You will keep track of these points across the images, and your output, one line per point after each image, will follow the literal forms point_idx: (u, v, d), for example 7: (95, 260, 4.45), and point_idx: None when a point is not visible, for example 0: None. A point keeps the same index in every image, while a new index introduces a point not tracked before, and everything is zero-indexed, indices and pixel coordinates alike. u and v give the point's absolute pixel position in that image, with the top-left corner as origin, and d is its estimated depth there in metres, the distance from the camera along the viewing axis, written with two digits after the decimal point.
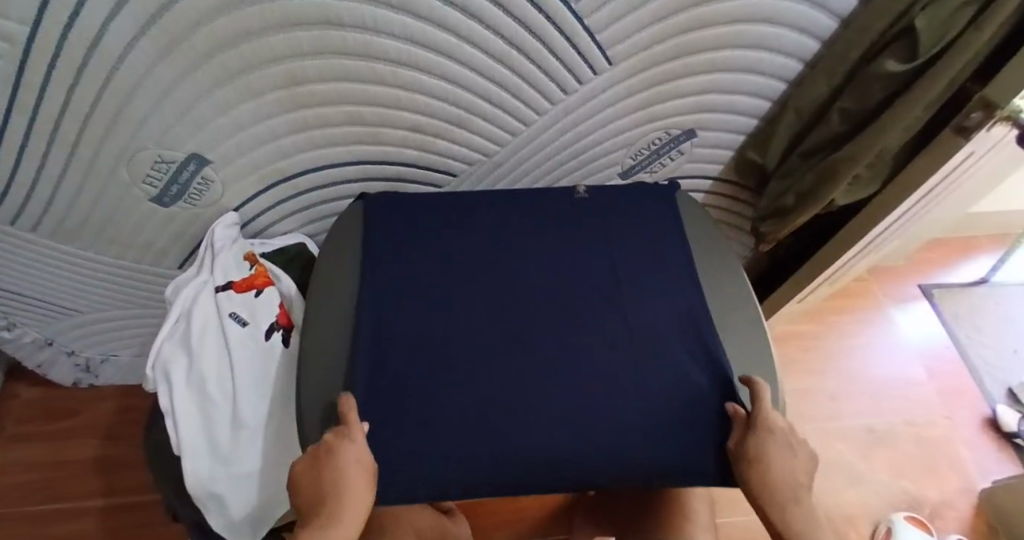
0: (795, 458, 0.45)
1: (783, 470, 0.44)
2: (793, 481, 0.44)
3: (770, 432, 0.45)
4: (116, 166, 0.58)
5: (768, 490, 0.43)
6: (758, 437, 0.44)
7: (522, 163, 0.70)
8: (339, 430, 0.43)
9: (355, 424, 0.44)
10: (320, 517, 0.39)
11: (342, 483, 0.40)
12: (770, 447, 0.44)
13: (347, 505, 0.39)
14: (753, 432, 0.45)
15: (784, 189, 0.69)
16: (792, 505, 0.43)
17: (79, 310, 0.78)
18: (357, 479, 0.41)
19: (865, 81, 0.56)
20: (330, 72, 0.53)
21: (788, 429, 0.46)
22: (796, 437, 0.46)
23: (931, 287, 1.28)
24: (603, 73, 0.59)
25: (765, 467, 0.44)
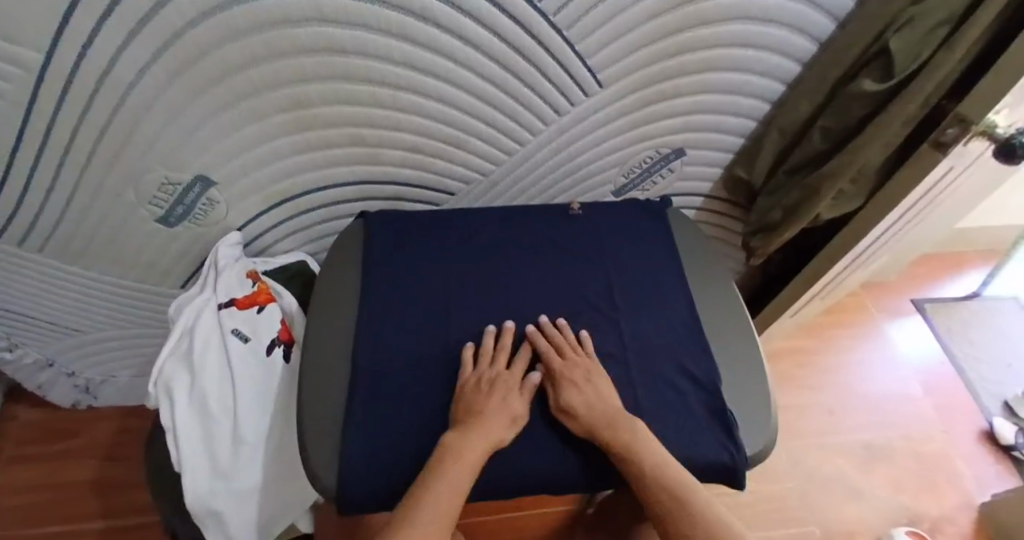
0: (602, 387, 0.48)
1: (596, 401, 0.47)
2: (607, 407, 0.47)
3: (564, 378, 0.49)
4: (123, 187, 0.60)
5: (598, 427, 0.45)
6: (561, 387, 0.48)
7: (518, 181, 0.72)
8: (485, 359, 0.50)
9: (499, 357, 0.51)
10: (467, 422, 0.45)
11: (490, 400, 0.46)
12: (579, 389, 0.48)
13: (491, 413, 0.45)
14: (557, 385, 0.48)
15: (771, 205, 0.71)
16: (612, 429, 0.45)
17: (81, 330, 0.79)
18: (505, 409, 0.47)
19: (844, 101, 0.58)
20: (333, 95, 0.56)
21: (586, 367, 0.50)
22: (593, 372, 0.50)
23: (924, 301, 1.30)
24: (594, 95, 0.62)
25: (579, 409, 0.46)
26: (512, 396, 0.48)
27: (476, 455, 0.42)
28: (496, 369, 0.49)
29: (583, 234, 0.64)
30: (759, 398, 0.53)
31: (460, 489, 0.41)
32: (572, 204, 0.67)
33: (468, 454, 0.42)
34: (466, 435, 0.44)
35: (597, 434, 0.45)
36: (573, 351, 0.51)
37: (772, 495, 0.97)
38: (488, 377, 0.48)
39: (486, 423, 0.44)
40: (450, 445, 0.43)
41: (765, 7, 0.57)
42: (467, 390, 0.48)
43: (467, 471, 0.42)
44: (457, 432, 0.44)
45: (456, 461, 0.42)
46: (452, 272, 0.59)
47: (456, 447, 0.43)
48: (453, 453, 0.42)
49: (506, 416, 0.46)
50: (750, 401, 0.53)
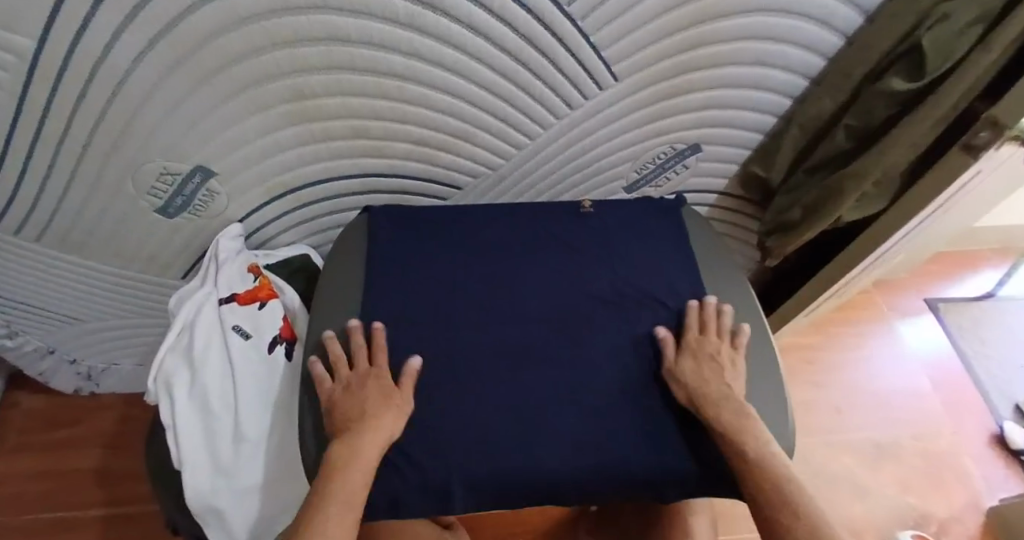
0: (726, 371, 0.50)
1: (713, 378, 0.49)
2: (723, 386, 0.48)
3: (693, 350, 0.51)
4: (122, 177, 0.58)
5: (711, 399, 0.47)
6: (687, 355, 0.50)
7: (527, 176, 0.70)
8: (346, 363, 0.49)
9: (361, 358, 0.49)
10: (347, 432, 0.44)
11: (363, 404, 0.45)
12: (700, 363, 0.50)
13: (373, 414, 0.44)
14: (683, 352, 0.51)
15: (789, 204, 0.69)
16: (724, 404, 0.47)
17: (82, 319, 0.78)
18: (384, 404, 0.45)
19: (869, 99, 0.56)
20: (338, 87, 0.54)
21: (723, 351, 0.52)
22: (728, 359, 0.51)
23: (937, 300, 1.28)
24: (608, 88, 0.60)
25: (698, 377, 0.48)
26: (386, 389, 0.47)
27: (364, 461, 0.41)
28: (359, 372, 0.48)
29: (595, 233, 0.62)
30: (773, 407, 0.52)
31: (353, 498, 0.39)
32: (584, 201, 0.65)
33: (359, 461, 0.41)
34: (347, 446, 0.42)
35: (704, 408, 0.47)
36: (726, 340, 0.53)
37: None
38: (352, 383, 0.48)
39: (367, 426, 0.43)
40: (334, 459, 0.42)
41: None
42: (339, 401, 0.47)
43: (357, 479, 0.40)
44: (342, 442, 0.43)
45: (343, 474, 0.40)
46: (458, 272, 0.57)
47: (340, 459, 0.41)
48: (335, 467, 0.41)
49: (389, 410, 0.45)
50: (764, 410, 0.51)
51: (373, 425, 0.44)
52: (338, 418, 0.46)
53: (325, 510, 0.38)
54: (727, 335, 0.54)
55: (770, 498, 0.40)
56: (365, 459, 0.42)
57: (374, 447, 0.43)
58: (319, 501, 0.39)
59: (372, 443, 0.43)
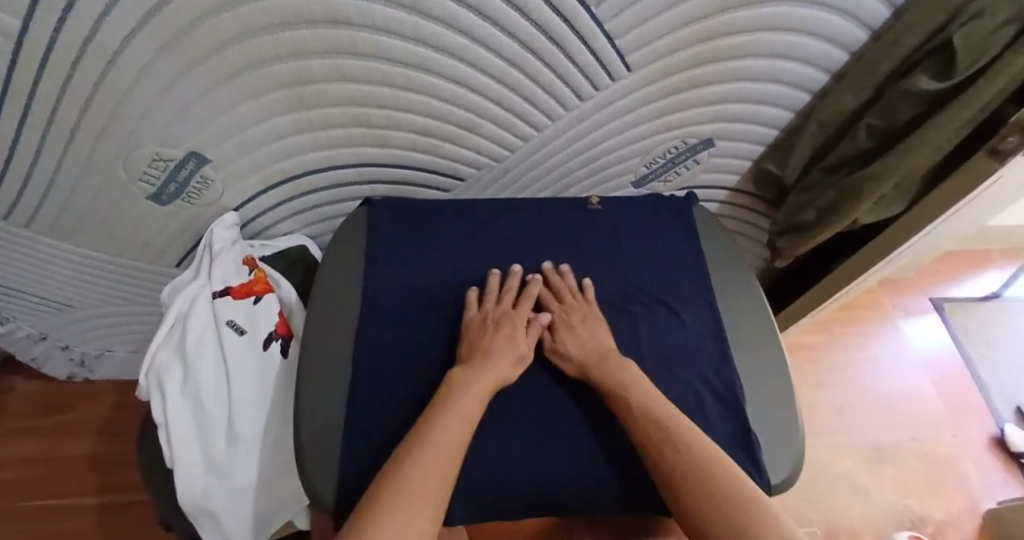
0: (599, 331, 0.51)
1: (589, 343, 0.49)
2: (598, 347, 0.49)
3: (562, 322, 0.51)
4: (113, 163, 0.56)
5: (590, 368, 0.47)
6: (556, 330, 0.50)
7: (533, 168, 0.67)
8: (491, 298, 0.52)
9: (505, 299, 0.52)
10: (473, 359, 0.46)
11: (495, 338, 0.48)
12: (575, 332, 0.50)
13: (496, 350, 0.47)
14: (554, 326, 0.51)
15: (803, 204, 0.67)
16: (601, 365, 0.47)
17: (75, 305, 0.76)
18: (515, 349, 0.48)
19: (894, 98, 0.53)
20: (338, 73, 0.51)
21: (582, 311, 0.52)
22: (592, 316, 0.52)
23: (942, 300, 1.26)
24: (621, 79, 0.57)
25: (572, 350, 0.49)
26: (518, 333, 0.49)
27: (485, 389, 0.43)
28: (502, 309, 0.51)
29: (603, 232, 0.60)
30: (782, 416, 0.50)
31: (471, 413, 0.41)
32: (591, 198, 0.63)
33: (478, 388, 0.43)
34: (477, 369, 0.45)
35: (589, 375, 0.47)
36: (584, 299, 0.54)
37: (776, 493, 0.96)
38: (492, 317, 0.50)
39: (491, 359, 0.46)
40: (458, 379, 0.44)
41: None
42: (471, 329, 0.49)
43: (476, 399, 0.43)
44: (464, 368, 0.45)
45: (463, 394, 0.42)
46: (461, 269, 0.55)
47: (466, 381, 0.44)
48: (458, 389, 0.43)
49: (510, 352, 0.47)
50: (773, 419, 0.50)
51: (498, 361, 0.46)
52: (467, 342, 0.48)
53: (447, 418, 0.40)
54: (587, 292, 0.54)
55: (673, 470, 0.38)
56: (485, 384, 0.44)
57: (492, 376, 0.45)
58: (438, 410, 0.41)
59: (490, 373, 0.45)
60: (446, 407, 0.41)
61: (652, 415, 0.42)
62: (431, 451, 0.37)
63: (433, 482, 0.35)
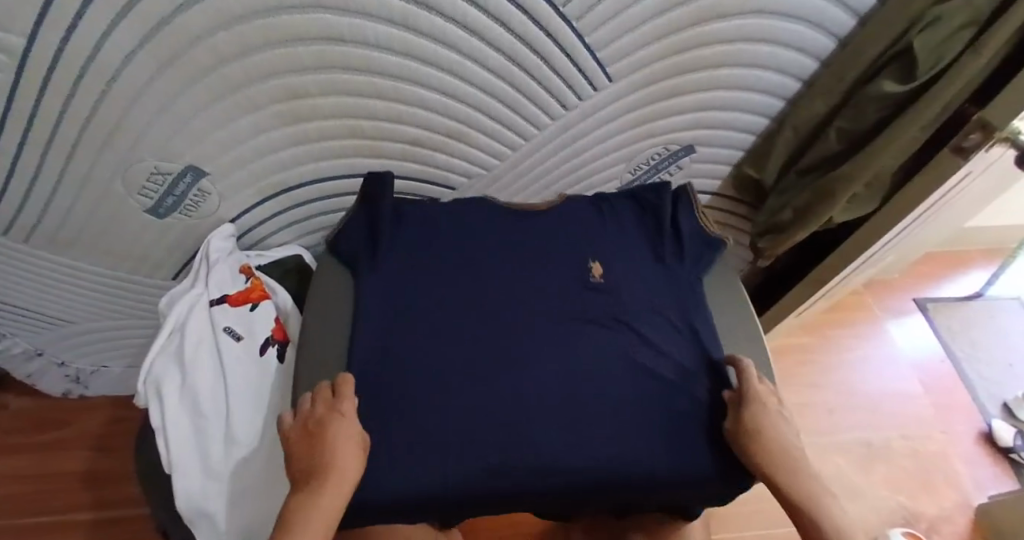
0: (786, 428, 0.47)
1: (780, 442, 0.45)
2: (785, 451, 0.45)
3: (762, 405, 0.46)
4: (112, 176, 0.58)
5: (774, 464, 0.44)
6: (752, 409, 0.46)
7: (521, 176, 0.69)
8: (316, 403, 0.45)
9: (324, 400, 0.45)
10: (310, 482, 0.40)
11: (319, 452, 0.41)
12: (768, 419, 0.46)
13: (331, 463, 0.40)
14: (752, 404, 0.46)
15: (780, 206, 0.69)
16: (787, 473, 0.44)
17: (71, 320, 0.77)
18: (344, 444, 0.41)
19: (860, 102, 0.56)
20: (333, 86, 0.53)
21: (777, 403, 0.48)
22: (783, 410, 0.48)
23: (927, 300, 1.29)
24: (603, 89, 0.59)
25: (767, 434, 0.45)
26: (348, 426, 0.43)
27: (314, 518, 0.37)
28: (319, 407, 0.45)
29: None
30: None
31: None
32: (593, 268, 0.56)
33: (307, 522, 0.37)
34: (308, 494, 0.39)
35: (773, 471, 0.44)
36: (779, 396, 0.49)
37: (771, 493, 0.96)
38: (312, 426, 0.43)
39: (320, 478, 0.39)
40: (289, 514, 0.38)
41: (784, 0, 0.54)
42: (296, 448, 0.43)
43: (314, 535, 0.37)
44: (297, 496, 0.39)
45: (298, 531, 0.36)
46: None
47: (297, 514, 0.37)
48: (288, 526, 0.37)
49: (341, 459, 0.41)
50: None
51: (332, 470, 0.40)
52: (299, 459, 0.42)
53: None
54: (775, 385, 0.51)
55: None
56: (322, 515, 0.38)
57: (334, 490, 0.39)
58: None
59: (331, 497, 0.39)
60: None
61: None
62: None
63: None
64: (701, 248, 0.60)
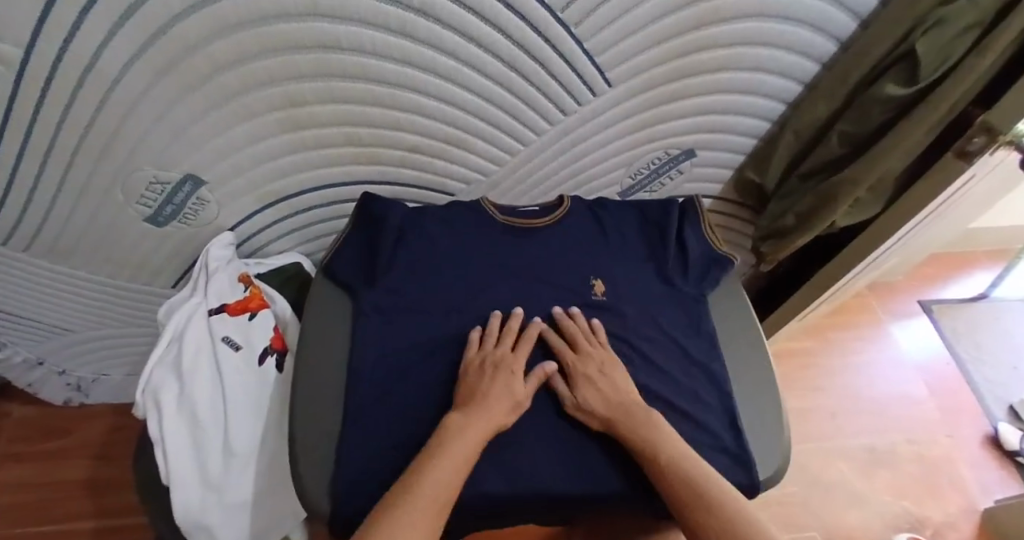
0: (617, 378, 0.47)
1: (612, 397, 0.46)
2: (624, 403, 0.45)
3: (577, 370, 0.47)
4: (111, 185, 0.58)
5: (614, 421, 0.44)
6: (574, 379, 0.47)
7: (520, 182, 0.69)
8: (488, 339, 0.49)
9: (500, 341, 0.48)
10: (471, 405, 0.43)
11: (486, 387, 0.44)
12: (595, 378, 0.47)
13: (489, 398, 0.43)
14: (574, 375, 0.47)
15: (783, 210, 0.69)
16: (628, 420, 0.44)
17: (73, 329, 0.77)
18: (504, 389, 0.44)
19: (864, 104, 0.56)
20: (331, 94, 0.53)
21: (596, 359, 0.48)
22: (606, 360, 0.49)
23: (931, 302, 1.28)
24: (602, 94, 0.59)
25: (596, 398, 0.46)
26: (513, 376, 0.46)
27: (473, 440, 0.40)
28: (502, 351, 0.47)
29: None
30: (771, 414, 0.51)
31: (453, 471, 0.38)
32: (594, 285, 0.55)
33: (463, 440, 0.40)
34: (471, 415, 0.42)
35: (615, 428, 0.44)
36: (606, 346, 0.50)
37: (776, 499, 0.95)
38: (490, 359, 0.46)
39: (483, 407, 0.42)
40: (451, 427, 0.41)
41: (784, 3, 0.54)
42: (467, 375, 0.46)
43: (463, 453, 0.39)
44: (461, 414, 0.42)
45: (455, 443, 0.39)
46: None
47: (453, 431, 0.40)
48: (450, 436, 0.40)
49: (502, 399, 0.44)
50: (760, 418, 0.51)
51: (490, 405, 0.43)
52: (461, 390, 0.45)
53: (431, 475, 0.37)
54: (584, 332, 0.51)
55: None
56: (473, 438, 0.40)
57: (486, 426, 0.42)
58: (430, 457, 0.38)
59: (479, 427, 0.41)
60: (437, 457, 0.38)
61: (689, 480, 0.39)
62: (410, 512, 0.34)
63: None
64: (706, 265, 0.59)
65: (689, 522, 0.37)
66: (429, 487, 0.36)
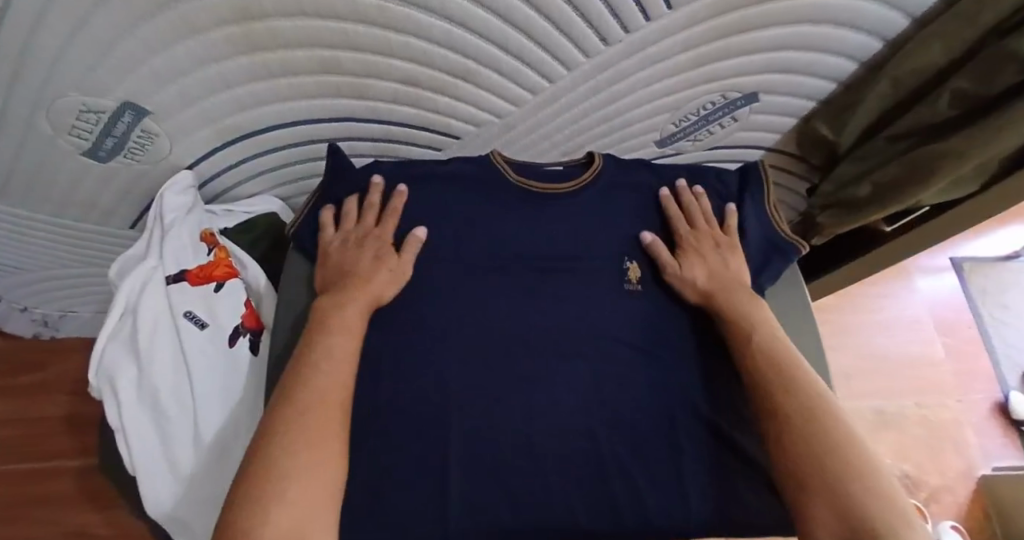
0: (731, 260, 0.47)
1: (714, 275, 0.45)
2: (723, 281, 0.45)
3: (693, 245, 0.47)
4: (28, 111, 0.45)
5: (715, 294, 0.44)
6: (687, 251, 0.47)
7: (541, 125, 0.56)
8: (364, 210, 0.46)
9: (363, 215, 0.46)
10: (344, 282, 0.42)
11: (353, 266, 0.43)
12: (702, 254, 0.46)
13: (365, 273, 0.42)
14: (680, 249, 0.47)
15: (856, 176, 0.58)
16: (728, 297, 0.44)
17: (24, 267, 0.68)
18: (370, 261, 0.42)
19: (995, 60, 0.43)
20: (295, 6, 0.39)
21: (716, 239, 0.48)
22: (728, 243, 0.48)
23: (962, 259, 1.20)
24: (657, 21, 0.45)
25: (702, 272, 0.46)
26: (380, 250, 0.43)
27: (358, 307, 0.40)
28: (364, 228, 0.45)
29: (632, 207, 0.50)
30: None
31: (345, 339, 0.37)
32: (629, 271, 0.47)
33: (345, 310, 0.39)
34: (349, 288, 0.41)
35: (712, 302, 0.44)
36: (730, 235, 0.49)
37: None
38: (354, 238, 0.45)
39: (363, 277, 0.41)
40: (324, 306, 0.40)
41: None
42: (331, 257, 0.45)
43: (351, 323, 0.39)
44: (332, 292, 0.41)
45: (337, 317, 0.39)
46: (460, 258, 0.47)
47: (335, 303, 0.40)
48: (325, 313, 0.39)
49: (380, 269, 0.42)
50: None
51: (362, 279, 0.41)
52: (328, 273, 0.44)
53: (325, 349, 0.36)
54: (697, 210, 0.49)
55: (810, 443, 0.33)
56: (359, 304, 0.40)
57: (359, 305, 0.40)
58: (319, 331, 0.38)
59: (354, 313, 0.39)
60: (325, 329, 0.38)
61: (788, 370, 0.38)
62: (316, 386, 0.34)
63: (330, 446, 0.31)
64: (767, 253, 0.50)
65: (776, 383, 0.37)
66: (319, 384, 0.34)
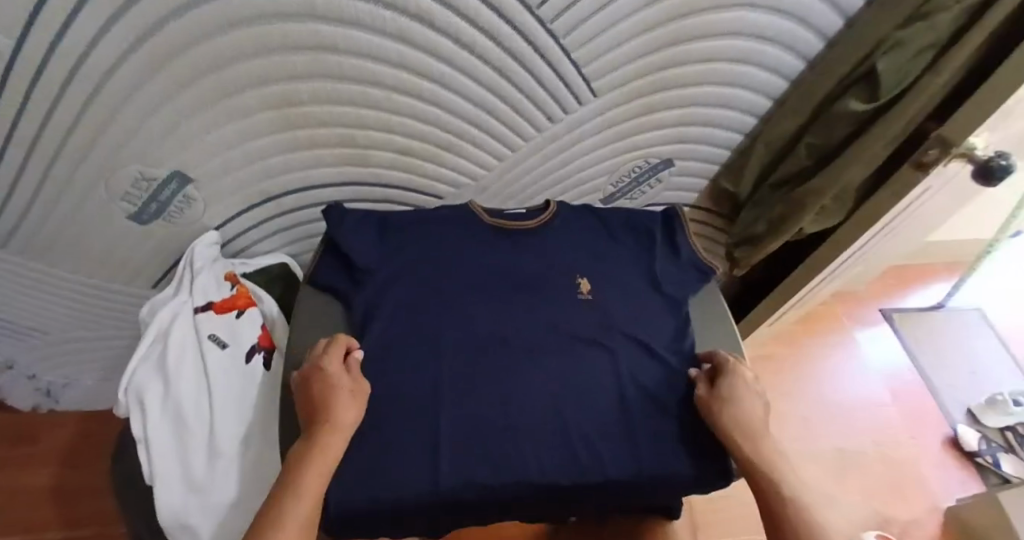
0: (754, 404, 0.48)
1: (748, 415, 0.47)
2: (754, 423, 0.47)
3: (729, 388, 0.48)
4: (95, 181, 0.56)
5: (737, 431, 0.46)
6: (722, 389, 0.48)
7: (508, 186, 0.71)
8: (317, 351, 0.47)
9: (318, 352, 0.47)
10: (312, 424, 0.42)
11: (320, 404, 0.43)
12: (741, 392, 0.48)
13: (332, 410, 0.42)
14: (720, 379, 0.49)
15: (755, 218, 0.74)
16: (750, 444, 0.46)
17: (44, 330, 0.74)
18: (335, 394, 0.43)
19: (831, 119, 0.60)
20: (322, 95, 0.54)
21: (749, 383, 0.49)
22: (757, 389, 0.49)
23: (892, 310, 1.34)
24: (587, 104, 0.62)
25: (731, 408, 0.47)
26: (341, 380, 0.44)
27: (330, 448, 0.40)
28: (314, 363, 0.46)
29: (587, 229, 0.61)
30: None
31: (315, 480, 0.39)
32: (581, 284, 0.56)
33: (319, 452, 0.40)
34: (317, 427, 0.41)
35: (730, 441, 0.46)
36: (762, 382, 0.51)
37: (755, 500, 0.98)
38: (307, 377, 0.46)
39: (330, 412, 0.42)
40: (296, 452, 0.40)
41: (757, 23, 0.57)
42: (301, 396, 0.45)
43: (323, 464, 0.39)
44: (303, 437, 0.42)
45: (307, 462, 0.39)
46: None
47: (305, 447, 0.40)
48: (300, 458, 0.40)
49: (349, 403, 0.43)
50: None
51: (330, 416, 0.42)
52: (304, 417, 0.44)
53: (296, 494, 0.37)
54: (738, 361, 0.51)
55: None
56: (329, 445, 0.40)
57: (332, 444, 0.41)
58: (292, 476, 0.39)
59: (315, 481, 0.38)
60: (297, 474, 0.38)
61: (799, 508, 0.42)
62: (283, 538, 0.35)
63: None
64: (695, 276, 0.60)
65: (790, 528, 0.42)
66: None
